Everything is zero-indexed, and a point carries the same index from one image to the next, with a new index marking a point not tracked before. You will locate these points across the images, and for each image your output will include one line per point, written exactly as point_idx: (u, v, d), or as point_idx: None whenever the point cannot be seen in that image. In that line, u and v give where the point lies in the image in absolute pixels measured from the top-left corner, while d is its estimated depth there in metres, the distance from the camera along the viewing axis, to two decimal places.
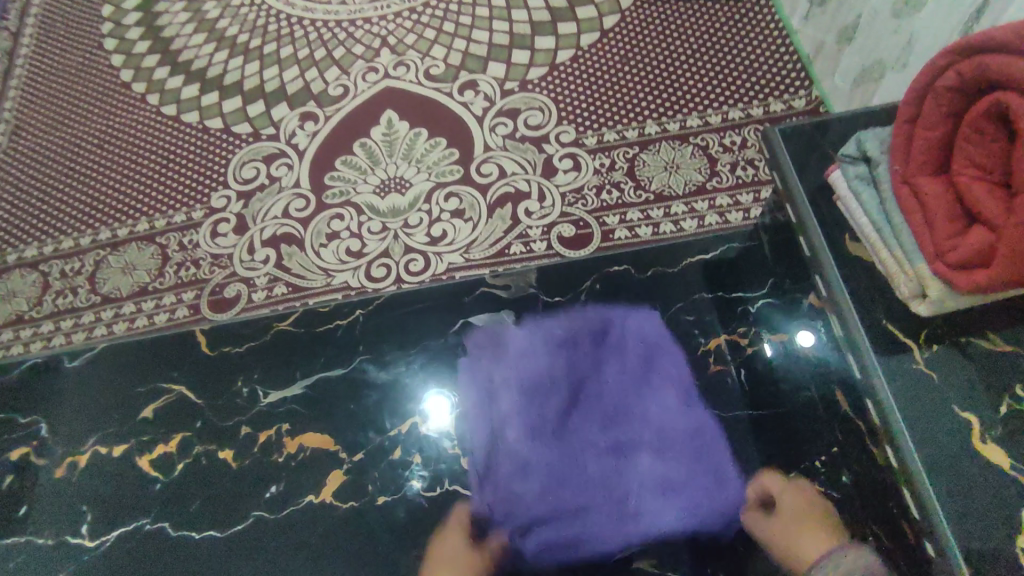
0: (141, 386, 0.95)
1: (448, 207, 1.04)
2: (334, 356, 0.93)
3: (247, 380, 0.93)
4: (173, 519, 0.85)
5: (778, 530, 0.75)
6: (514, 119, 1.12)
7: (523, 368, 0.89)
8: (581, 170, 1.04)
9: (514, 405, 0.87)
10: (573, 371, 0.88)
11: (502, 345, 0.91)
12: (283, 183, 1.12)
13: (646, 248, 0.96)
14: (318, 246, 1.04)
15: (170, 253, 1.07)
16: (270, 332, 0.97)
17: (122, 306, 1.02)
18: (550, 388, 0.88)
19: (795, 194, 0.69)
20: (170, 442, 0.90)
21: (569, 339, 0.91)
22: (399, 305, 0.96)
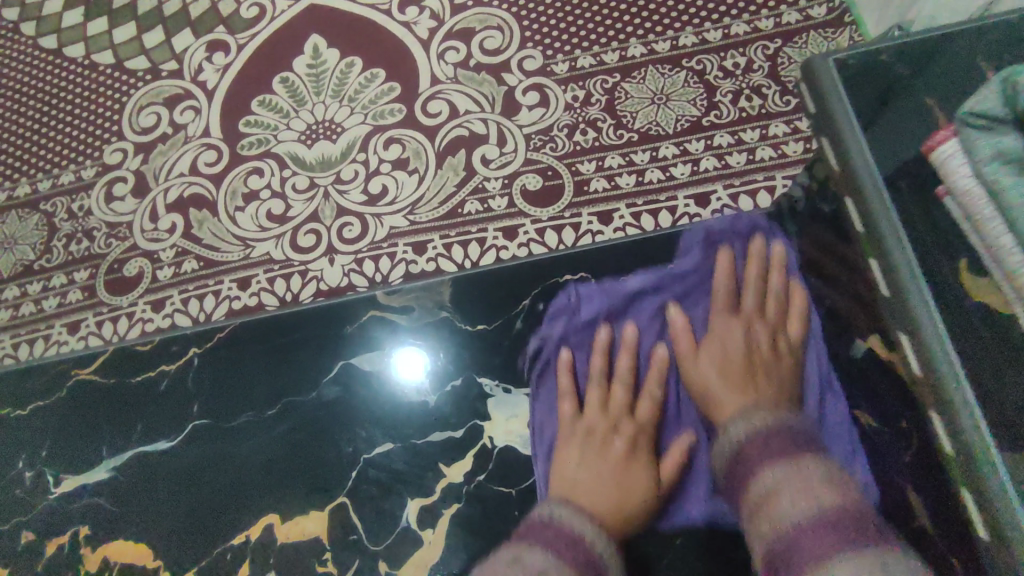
0: (24, 389, 0.80)
1: (389, 156, 0.86)
2: (153, 421, 0.76)
3: (31, 460, 0.77)
4: None
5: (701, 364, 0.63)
6: (467, 43, 0.91)
7: (687, 274, 0.70)
8: (548, 106, 0.85)
9: (643, 309, 0.70)
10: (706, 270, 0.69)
11: (690, 241, 0.72)
12: (189, 133, 0.92)
13: (605, 251, 0.75)
14: (234, 209, 0.86)
15: (58, 222, 0.89)
16: (96, 367, 0.79)
17: (4, 290, 0.86)
18: (686, 288, 0.69)
19: (870, 214, 0.42)
20: None
21: (705, 255, 0.70)
22: (258, 342, 0.78)
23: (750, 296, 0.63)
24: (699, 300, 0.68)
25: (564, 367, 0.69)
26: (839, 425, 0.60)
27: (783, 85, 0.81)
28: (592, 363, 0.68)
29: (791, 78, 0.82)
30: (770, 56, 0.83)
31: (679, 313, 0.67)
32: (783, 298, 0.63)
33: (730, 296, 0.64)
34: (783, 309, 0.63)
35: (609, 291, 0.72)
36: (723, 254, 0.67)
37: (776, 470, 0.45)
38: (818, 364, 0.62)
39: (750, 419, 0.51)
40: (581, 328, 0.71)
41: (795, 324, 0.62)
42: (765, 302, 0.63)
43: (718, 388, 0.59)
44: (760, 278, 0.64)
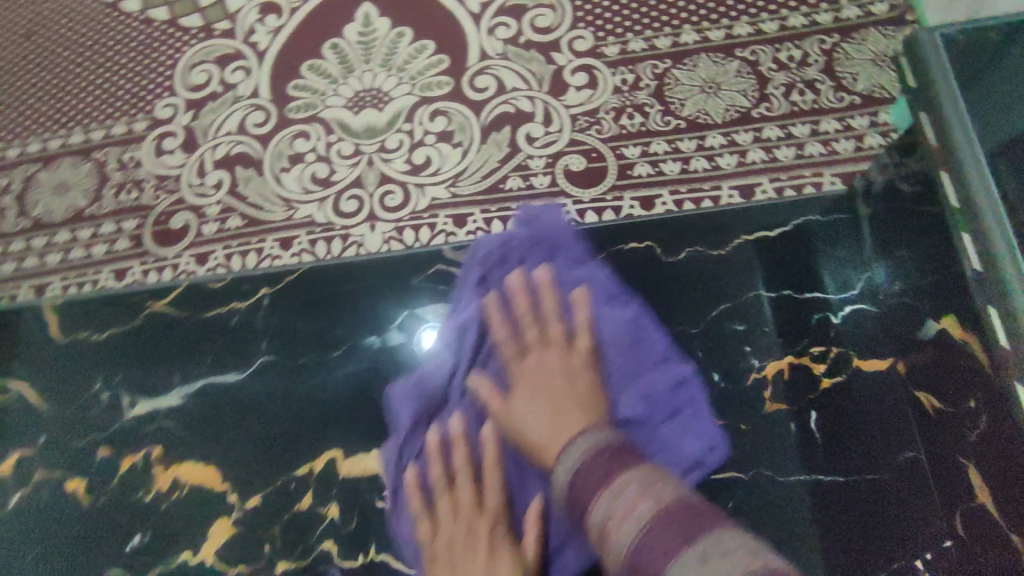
0: (64, 334, 0.82)
1: (434, 127, 0.86)
2: (224, 354, 0.78)
3: (107, 382, 0.79)
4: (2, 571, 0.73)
5: (515, 406, 0.58)
6: (519, 19, 0.90)
7: (469, 335, 0.65)
8: (597, 88, 0.85)
9: (455, 397, 0.64)
10: (480, 314, 0.64)
11: (478, 253, 0.68)
12: (239, 92, 0.93)
13: (672, 219, 0.76)
14: (280, 170, 0.87)
15: (108, 172, 0.91)
16: (172, 299, 0.82)
17: (55, 234, 0.89)
18: (478, 339, 0.64)
19: (958, 160, 0.49)
20: (6, 462, 0.77)
21: (483, 285, 0.66)
22: (323, 287, 0.80)
23: (511, 337, 0.61)
24: (470, 339, 0.64)
25: (414, 480, 0.61)
26: (660, 399, 0.61)
27: (838, 81, 0.80)
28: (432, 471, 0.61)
29: (846, 75, 0.81)
30: (827, 51, 0.82)
31: (487, 388, 0.60)
32: (525, 304, 0.62)
33: (501, 342, 0.61)
34: (558, 326, 0.61)
35: (420, 386, 0.66)
36: (490, 300, 0.63)
37: (603, 498, 0.44)
38: (619, 354, 0.63)
39: (572, 455, 0.49)
40: (404, 411, 0.66)
41: (579, 336, 0.60)
42: (549, 327, 0.61)
43: (530, 418, 0.56)
44: (524, 306, 0.62)
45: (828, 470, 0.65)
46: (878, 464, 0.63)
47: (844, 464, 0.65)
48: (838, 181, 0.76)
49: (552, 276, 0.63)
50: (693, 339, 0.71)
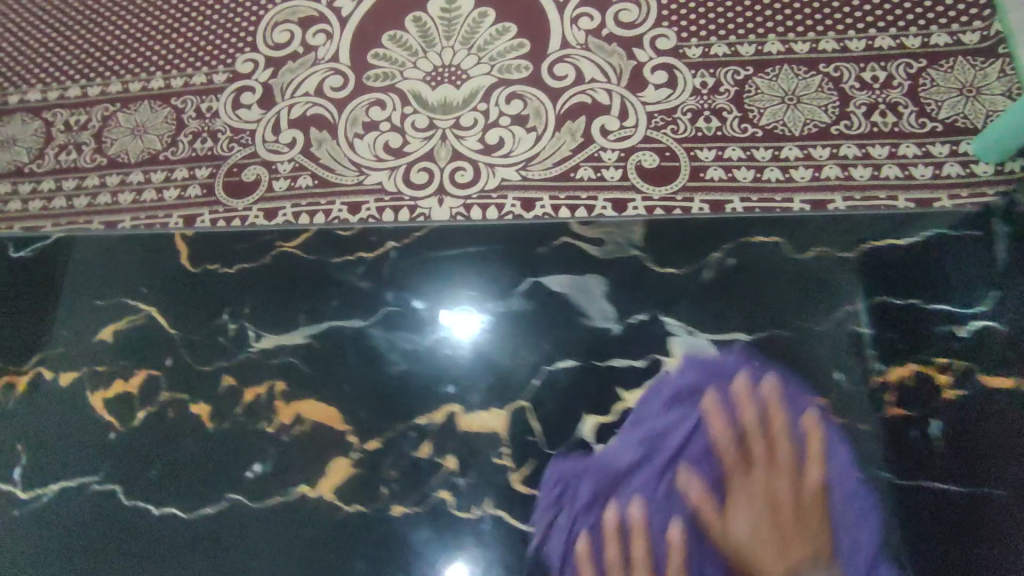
0: (143, 275, 0.85)
1: (509, 110, 0.87)
2: (349, 301, 0.80)
3: (235, 314, 0.81)
4: (125, 483, 0.75)
5: (733, 531, 0.66)
6: (603, 11, 0.90)
7: (670, 436, 0.69)
8: (676, 87, 0.85)
9: (653, 484, 0.68)
10: (669, 436, 0.69)
11: (693, 380, 0.71)
12: (319, 55, 0.94)
13: (800, 220, 0.77)
14: (354, 135, 0.89)
15: (185, 119, 0.93)
16: (302, 242, 0.84)
17: (129, 174, 0.91)
18: (654, 453, 0.69)
19: None
20: (134, 379, 0.79)
21: (679, 409, 0.70)
22: (444, 248, 0.81)
23: (725, 458, 0.69)
24: (694, 442, 0.69)
25: (584, 559, 0.67)
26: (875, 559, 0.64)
27: (921, 107, 0.80)
28: (607, 551, 0.67)
29: (931, 101, 0.80)
30: (913, 75, 0.82)
31: (695, 486, 0.68)
32: (789, 440, 0.69)
33: (720, 475, 0.68)
34: (744, 450, 0.69)
35: (596, 496, 0.68)
36: (704, 415, 0.70)
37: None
38: (845, 498, 0.66)
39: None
40: (591, 506, 0.68)
41: (808, 467, 0.68)
42: (779, 448, 0.69)
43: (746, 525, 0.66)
44: (755, 426, 0.70)
45: (945, 478, 0.66)
46: (991, 478, 0.66)
47: (961, 474, 0.66)
48: (912, 205, 0.76)
49: (824, 421, 0.69)
50: (814, 335, 0.72)
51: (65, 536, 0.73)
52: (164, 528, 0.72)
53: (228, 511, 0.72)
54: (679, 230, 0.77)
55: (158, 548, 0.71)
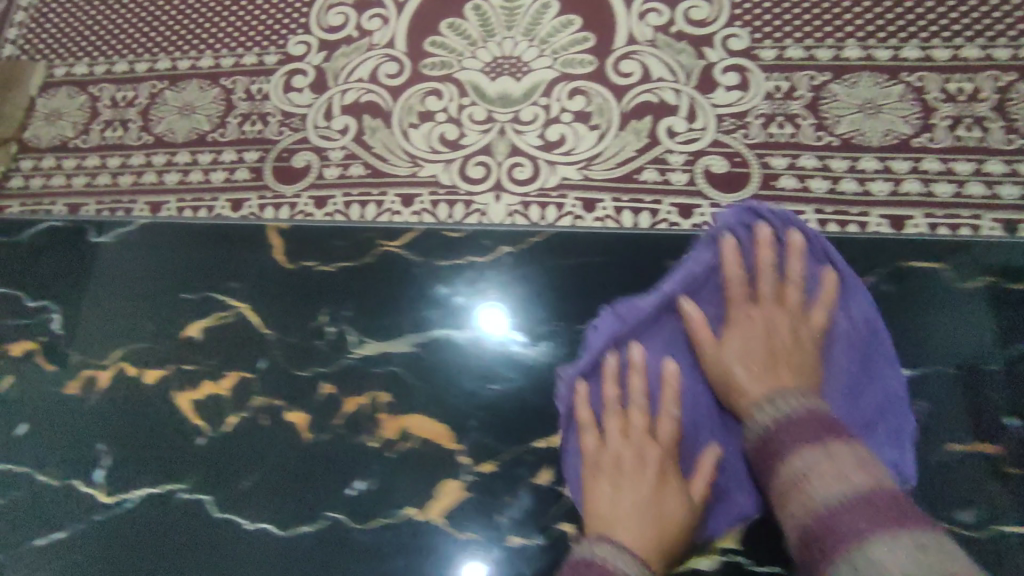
0: (214, 269, 0.82)
1: (572, 106, 0.84)
2: (458, 311, 0.76)
3: (333, 317, 0.78)
4: (218, 492, 0.73)
5: (721, 360, 0.66)
6: (673, 6, 0.86)
7: (690, 271, 0.68)
8: (748, 90, 0.81)
9: (658, 321, 0.69)
10: (689, 277, 0.68)
11: (717, 227, 0.69)
12: (374, 40, 0.91)
13: (956, 246, 0.72)
14: (408, 125, 0.86)
15: (234, 100, 0.91)
16: (404, 243, 0.80)
17: (176, 154, 0.89)
18: (673, 295, 0.68)
19: None
20: (227, 381, 0.77)
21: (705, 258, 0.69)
22: (566, 258, 0.76)
23: (735, 300, 0.68)
24: (704, 293, 0.69)
25: (581, 398, 0.69)
26: (864, 407, 0.66)
27: (1009, 122, 0.76)
28: (605, 391, 0.69)
29: (1020, 117, 0.76)
30: (1001, 88, 0.78)
31: (698, 316, 0.68)
32: (801, 283, 0.68)
33: (727, 317, 0.68)
34: (763, 290, 0.68)
35: (613, 334, 0.69)
36: (725, 254, 0.68)
37: (810, 456, 0.55)
38: (845, 353, 0.67)
39: (784, 404, 0.60)
40: (596, 342, 0.69)
41: (814, 309, 0.67)
42: (788, 291, 0.68)
43: (741, 359, 0.65)
44: (771, 271, 0.68)
45: None
46: None
47: None
48: (997, 227, 0.72)
49: (840, 277, 0.68)
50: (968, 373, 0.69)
51: (155, 543, 0.72)
52: (249, 543, 0.71)
53: (329, 530, 0.70)
54: (828, 251, 0.73)
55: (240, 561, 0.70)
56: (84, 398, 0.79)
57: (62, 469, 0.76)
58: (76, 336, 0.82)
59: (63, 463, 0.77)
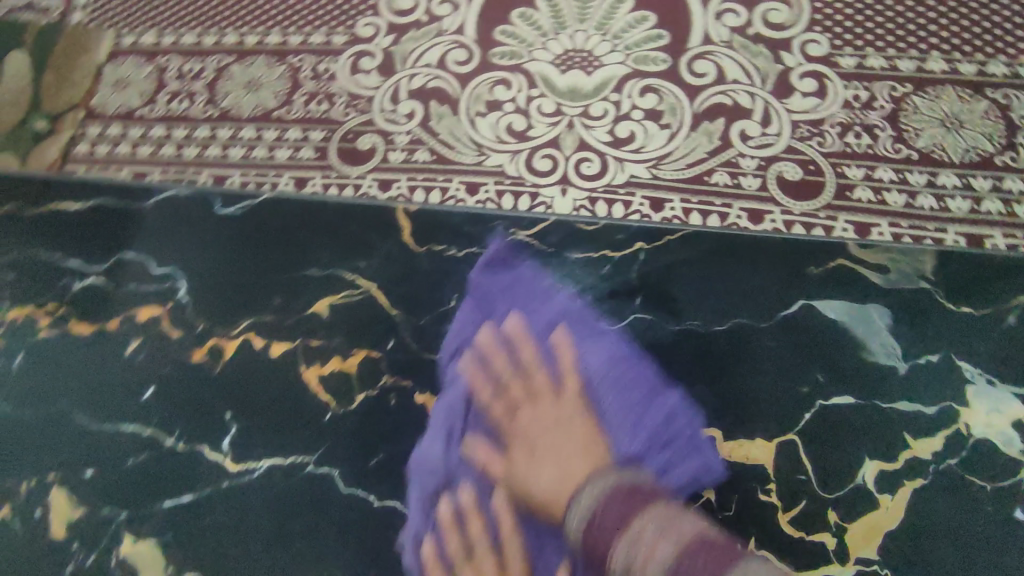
0: (326, 247, 0.80)
1: (643, 103, 0.83)
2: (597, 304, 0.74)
3: (462, 300, 0.76)
4: (347, 466, 0.71)
5: (512, 471, 0.71)
6: (751, 9, 0.85)
7: (485, 325, 0.75)
8: (825, 98, 0.80)
9: (449, 463, 0.71)
10: (484, 347, 0.75)
11: (495, 285, 0.76)
12: (444, 25, 0.91)
13: None
14: (476, 114, 0.85)
15: (301, 78, 0.91)
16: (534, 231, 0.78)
17: (241, 129, 0.89)
18: (479, 368, 0.74)
19: None
20: (352, 359, 0.74)
21: (482, 316, 0.76)
22: (704, 257, 0.75)
23: (517, 383, 0.74)
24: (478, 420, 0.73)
25: (430, 562, 0.68)
26: (648, 427, 0.70)
27: None
28: (449, 545, 0.69)
29: None
30: None
31: (487, 454, 0.71)
32: (546, 363, 0.74)
33: (506, 399, 0.73)
34: (542, 376, 0.73)
35: (432, 433, 0.72)
36: (491, 335, 0.75)
37: (624, 546, 0.60)
38: (620, 388, 0.72)
39: (583, 502, 0.67)
40: (412, 518, 0.69)
41: (567, 378, 0.73)
42: (534, 360, 0.74)
43: (547, 455, 0.71)
44: (511, 373, 0.74)
45: None
46: None
47: None
48: None
49: (524, 317, 0.75)
50: None
51: (271, 516, 0.70)
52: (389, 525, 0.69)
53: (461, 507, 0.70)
54: (977, 263, 0.72)
55: (391, 544, 0.68)
56: (213, 369, 0.76)
57: (189, 436, 0.73)
58: (197, 305, 0.79)
59: (190, 431, 0.73)
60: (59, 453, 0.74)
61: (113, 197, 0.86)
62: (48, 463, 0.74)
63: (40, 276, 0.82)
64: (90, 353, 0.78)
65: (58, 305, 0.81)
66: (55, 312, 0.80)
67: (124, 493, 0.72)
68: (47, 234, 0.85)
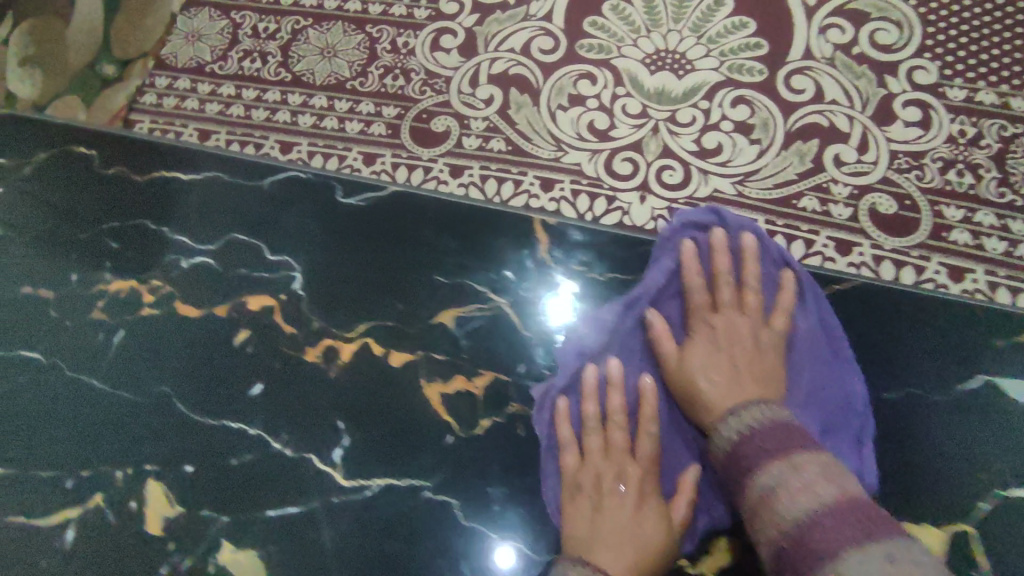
0: (455, 254, 0.76)
1: (734, 115, 0.79)
2: None
3: None
4: (464, 499, 0.66)
5: (689, 376, 0.63)
6: (858, 25, 0.80)
7: (664, 262, 0.66)
8: (929, 129, 0.76)
9: (622, 331, 0.66)
10: (658, 275, 0.66)
11: (678, 223, 0.67)
12: (531, 10, 0.87)
13: None
14: (557, 107, 0.82)
15: (378, 50, 0.88)
16: None
17: (313, 96, 0.87)
18: (648, 293, 0.66)
19: None
20: (480, 382, 0.70)
21: (666, 262, 0.66)
22: (874, 314, 0.69)
23: (691, 298, 0.65)
24: (670, 303, 0.67)
25: (561, 418, 0.65)
26: (823, 349, 0.64)
27: None
28: (585, 409, 0.65)
29: None
30: None
31: (663, 331, 0.65)
32: (729, 275, 0.65)
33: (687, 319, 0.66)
34: (722, 294, 0.65)
35: (632, 358, 0.66)
36: (682, 250, 0.66)
37: (775, 469, 0.51)
38: (822, 347, 0.64)
39: (749, 417, 0.57)
40: (563, 364, 0.66)
41: (750, 291, 0.64)
42: (716, 270, 0.65)
43: (730, 359, 0.62)
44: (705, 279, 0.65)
45: None
46: None
47: None
48: None
49: (757, 239, 0.65)
50: None
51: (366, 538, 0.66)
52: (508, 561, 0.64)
53: None
54: None
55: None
56: (320, 365, 0.73)
57: (296, 443, 0.70)
58: (314, 298, 0.76)
59: (299, 437, 0.70)
60: (156, 442, 0.71)
61: (224, 171, 0.83)
62: (131, 432, 0.72)
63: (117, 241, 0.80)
64: (194, 336, 0.75)
65: (163, 282, 0.78)
66: (158, 289, 0.78)
67: (215, 495, 0.68)
68: (145, 201, 0.82)
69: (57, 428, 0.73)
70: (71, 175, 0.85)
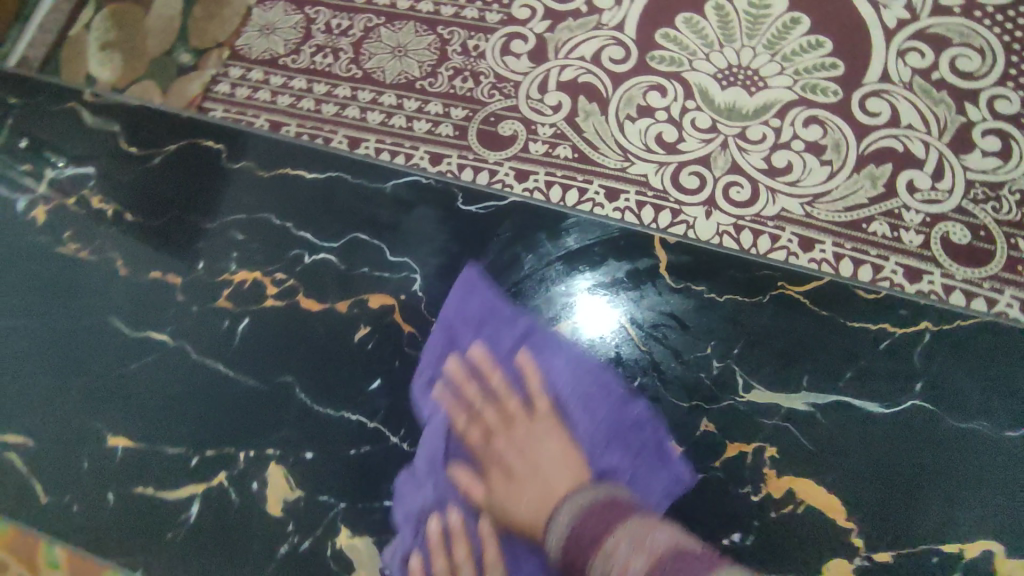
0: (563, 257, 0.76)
1: (806, 135, 0.78)
2: (864, 376, 0.69)
3: (720, 350, 0.71)
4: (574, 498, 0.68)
5: (509, 506, 0.68)
6: (940, 51, 0.79)
7: (426, 419, 0.72)
8: (1009, 160, 0.75)
9: (434, 490, 0.69)
10: (429, 426, 0.71)
11: (422, 378, 0.73)
12: (603, 20, 0.87)
13: None
14: (625, 117, 0.82)
15: (449, 51, 0.89)
16: (804, 291, 0.72)
17: (382, 94, 0.88)
18: (431, 452, 0.71)
19: None
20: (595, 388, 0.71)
21: (424, 405, 0.72)
22: (995, 355, 0.69)
23: (474, 429, 0.71)
24: (450, 446, 0.71)
25: None
26: (599, 422, 0.69)
27: None
28: (438, 569, 0.67)
29: None
30: None
31: (468, 477, 0.69)
32: (509, 394, 0.72)
33: (476, 452, 0.70)
34: (511, 403, 0.71)
35: (445, 498, 0.69)
36: (438, 384, 0.73)
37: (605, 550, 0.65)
38: (588, 401, 0.70)
39: (562, 521, 0.66)
40: (401, 529, 0.68)
41: (519, 397, 0.71)
42: (471, 391, 0.72)
43: (554, 456, 0.69)
44: (473, 399, 0.72)
45: None
46: None
47: None
48: None
49: (478, 335, 0.74)
50: None
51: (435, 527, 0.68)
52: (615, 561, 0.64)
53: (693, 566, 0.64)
54: None
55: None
56: (376, 355, 0.75)
57: (413, 438, 0.71)
58: (428, 298, 0.76)
59: (373, 436, 0.71)
60: (278, 428, 0.73)
61: (349, 173, 0.84)
62: (193, 413, 0.74)
63: (162, 228, 0.84)
64: (317, 329, 0.77)
65: (286, 276, 0.79)
66: (281, 282, 0.79)
67: (333, 481, 0.70)
68: (196, 192, 0.85)
69: (121, 404, 0.76)
70: (196, 167, 0.87)
